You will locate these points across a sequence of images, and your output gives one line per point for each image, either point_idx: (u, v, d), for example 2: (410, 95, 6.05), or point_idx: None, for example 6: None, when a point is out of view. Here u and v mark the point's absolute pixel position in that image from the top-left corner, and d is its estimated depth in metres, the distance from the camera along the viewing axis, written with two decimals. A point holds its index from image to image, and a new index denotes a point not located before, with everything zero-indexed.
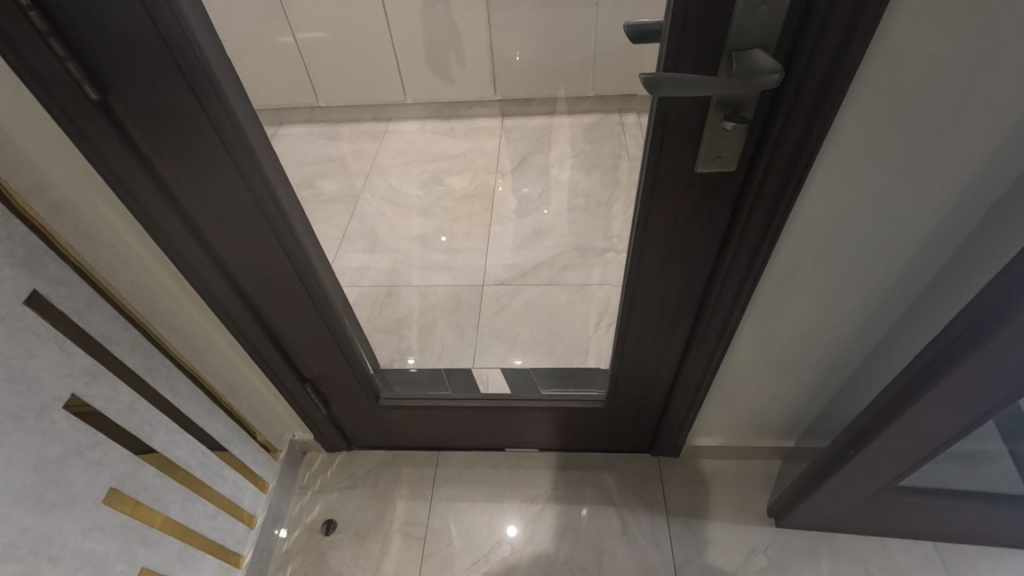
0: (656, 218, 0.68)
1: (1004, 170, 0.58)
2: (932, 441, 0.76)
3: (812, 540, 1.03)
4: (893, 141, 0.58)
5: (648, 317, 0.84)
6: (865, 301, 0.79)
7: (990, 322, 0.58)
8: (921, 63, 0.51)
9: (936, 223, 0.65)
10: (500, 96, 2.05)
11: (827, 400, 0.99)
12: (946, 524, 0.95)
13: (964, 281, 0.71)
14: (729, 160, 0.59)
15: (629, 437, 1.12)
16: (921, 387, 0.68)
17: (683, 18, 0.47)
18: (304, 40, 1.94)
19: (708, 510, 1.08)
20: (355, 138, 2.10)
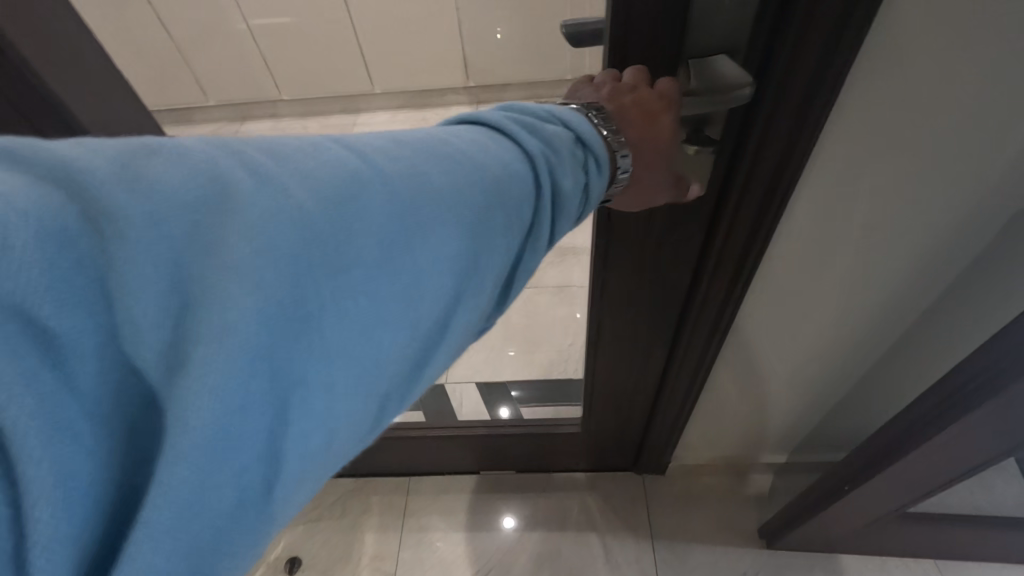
0: (618, 246, 0.59)
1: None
2: (942, 477, 0.68)
3: (808, 561, 0.97)
4: (894, 156, 0.49)
5: (620, 343, 0.76)
6: (861, 321, 0.71)
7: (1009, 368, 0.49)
8: (928, 67, 0.42)
9: (943, 241, 0.57)
10: (475, 81, 1.92)
11: (821, 420, 0.91)
12: (948, 543, 0.89)
13: (970, 303, 0.63)
14: (696, 184, 0.50)
15: (611, 456, 1.05)
16: (931, 428, 0.60)
17: (628, 24, 0.38)
18: (260, 28, 1.81)
19: (697, 531, 1.02)
20: (323, 132, 2.00)
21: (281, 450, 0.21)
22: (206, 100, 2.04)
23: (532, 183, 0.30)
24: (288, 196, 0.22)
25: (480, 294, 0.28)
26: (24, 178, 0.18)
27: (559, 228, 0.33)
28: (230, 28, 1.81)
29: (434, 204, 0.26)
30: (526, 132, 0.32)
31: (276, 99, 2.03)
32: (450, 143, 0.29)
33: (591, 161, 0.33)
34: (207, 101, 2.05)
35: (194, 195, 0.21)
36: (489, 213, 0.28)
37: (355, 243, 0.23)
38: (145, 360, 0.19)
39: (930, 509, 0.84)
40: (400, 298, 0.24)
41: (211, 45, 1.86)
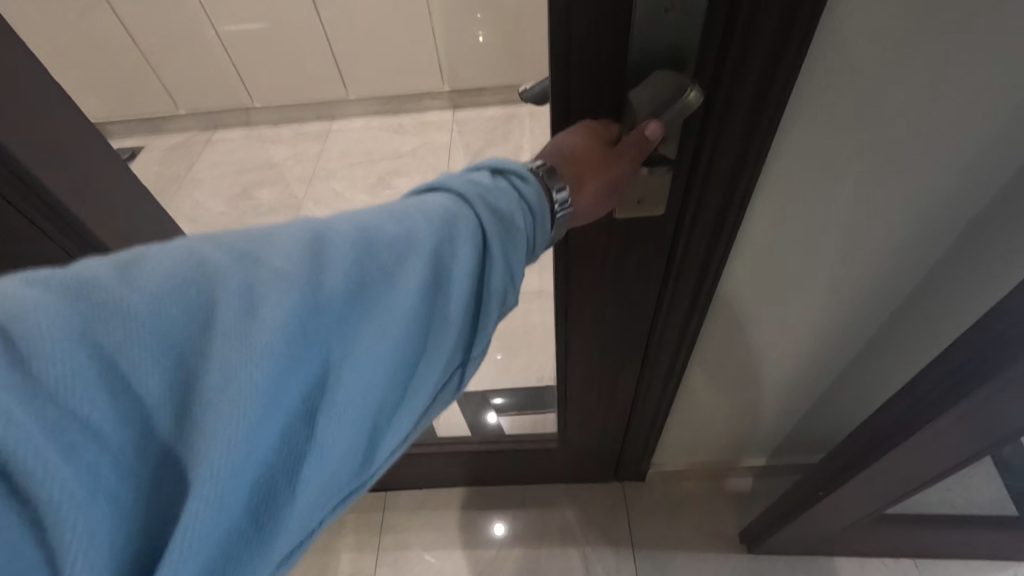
0: (579, 264, 0.58)
1: (977, 188, 0.50)
2: (912, 481, 0.68)
3: (790, 565, 0.97)
4: (850, 161, 0.49)
5: (589, 360, 0.75)
6: (829, 326, 0.70)
7: (969, 375, 0.49)
8: (876, 72, 0.42)
9: (902, 245, 0.57)
10: (451, 87, 1.90)
11: (797, 424, 0.91)
12: (927, 543, 0.89)
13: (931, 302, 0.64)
14: (654, 203, 0.49)
15: (593, 466, 1.03)
16: (898, 434, 0.60)
17: (571, 44, 0.37)
18: (229, 35, 1.77)
19: (678, 537, 1.01)
20: (297, 140, 1.97)
21: (274, 489, 0.25)
22: (176, 109, 2.00)
23: (478, 216, 0.33)
24: (257, 278, 0.25)
25: (452, 320, 0.31)
26: (45, 294, 0.22)
27: (516, 263, 0.34)
28: (199, 34, 1.77)
29: (390, 250, 0.29)
30: (467, 177, 0.35)
31: (248, 107, 1.99)
32: (403, 211, 0.32)
33: (520, 183, 0.35)
34: (178, 110, 2.00)
35: (181, 278, 0.24)
36: (444, 251, 0.31)
37: (326, 291, 0.27)
38: (156, 421, 0.23)
39: (907, 510, 0.84)
40: (372, 333, 0.28)
41: (180, 52, 1.82)
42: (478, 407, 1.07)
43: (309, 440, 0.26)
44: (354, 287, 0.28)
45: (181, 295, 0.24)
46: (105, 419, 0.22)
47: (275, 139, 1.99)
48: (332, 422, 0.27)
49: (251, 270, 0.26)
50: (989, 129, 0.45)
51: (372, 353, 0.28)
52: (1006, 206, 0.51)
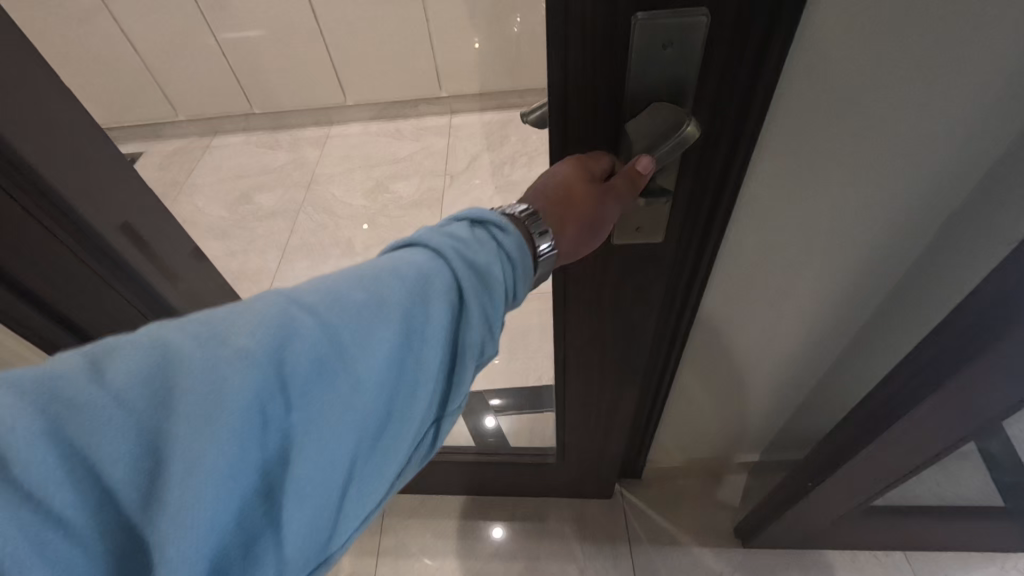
0: (577, 287, 0.60)
1: (954, 191, 0.52)
2: (896, 473, 0.70)
3: (783, 558, 0.99)
4: (827, 171, 0.52)
5: (588, 379, 0.77)
6: (814, 327, 0.73)
7: (944, 365, 0.51)
8: (854, 77, 0.44)
9: (880, 250, 0.60)
10: (448, 92, 1.92)
11: (786, 422, 0.93)
12: (915, 534, 0.92)
13: (914, 310, 0.65)
14: (650, 229, 0.51)
15: (592, 485, 1.04)
16: (879, 427, 0.62)
17: (568, 71, 0.39)
18: (229, 42, 1.80)
19: (674, 532, 1.03)
20: (296, 145, 1.99)
21: (237, 564, 0.26)
22: (176, 115, 2.02)
23: (453, 275, 0.34)
24: (218, 362, 0.26)
25: (425, 382, 0.32)
26: (15, 396, 0.23)
27: (493, 315, 0.35)
28: (199, 41, 1.79)
29: (360, 318, 0.30)
30: (443, 233, 0.35)
31: (247, 113, 2.02)
32: (376, 274, 0.32)
33: (499, 234, 0.36)
34: (177, 116, 2.03)
35: (150, 366, 0.25)
36: (417, 314, 0.32)
37: (291, 370, 0.27)
38: (121, 508, 0.24)
39: (895, 502, 0.86)
40: (338, 404, 0.28)
41: (180, 59, 1.85)
42: (476, 411, 1.09)
43: (269, 518, 0.27)
44: (321, 360, 0.28)
45: (144, 387, 0.25)
46: (71, 511, 0.23)
47: (274, 144, 2.01)
48: (293, 500, 0.27)
49: (212, 354, 0.26)
50: (963, 134, 0.47)
51: (337, 424, 0.28)
52: (973, 215, 0.53)
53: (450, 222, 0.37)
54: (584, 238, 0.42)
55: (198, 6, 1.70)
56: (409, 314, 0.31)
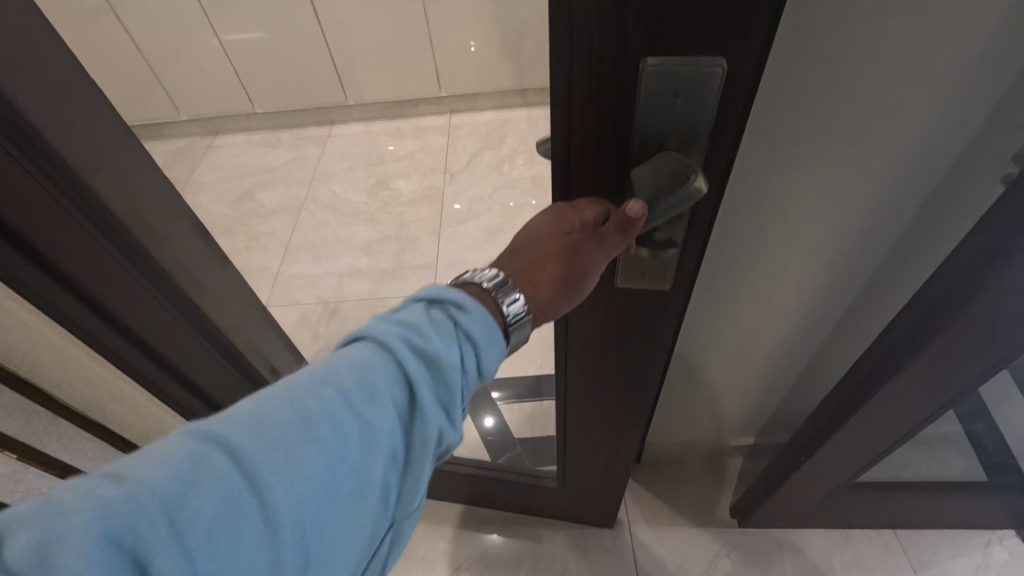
0: (581, 318, 0.59)
1: (931, 172, 0.54)
2: (881, 445, 0.74)
3: (777, 538, 1.02)
4: (808, 157, 0.55)
5: (589, 409, 0.76)
6: (803, 309, 0.76)
7: (919, 335, 0.54)
8: (831, 67, 0.47)
9: (861, 232, 0.63)
10: (448, 91, 1.96)
11: (777, 403, 0.96)
12: (902, 512, 0.95)
13: (895, 284, 0.68)
14: (656, 277, 0.51)
15: (592, 514, 1.02)
16: (860, 399, 0.66)
17: (572, 107, 0.38)
18: (231, 44, 1.83)
19: (671, 515, 1.06)
20: (297, 144, 2.02)
21: None
22: (178, 115, 2.05)
23: (401, 368, 0.37)
24: (136, 506, 0.28)
25: (368, 486, 0.35)
26: None
27: (443, 410, 0.38)
28: (201, 43, 1.82)
29: (290, 439, 0.33)
30: (393, 323, 0.39)
31: (249, 112, 2.04)
32: (315, 390, 0.35)
33: (457, 313, 0.39)
34: (179, 116, 2.05)
35: (62, 507, 0.28)
36: (351, 426, 0.35)
37: (220, 484, 0.30)
38: None
39: (883, 478, 0.90)
40: (260, 530, 0.31)
41: (183, 59, 1.87)
42: (480, 409, 1.12)
43: None
44: (246, 490, 0.31)
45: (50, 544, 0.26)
46: None
47: (275, 143, 2.03)
48: None
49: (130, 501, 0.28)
50: (937, 116, 0.49)
51: (260, 548, 0.30)
52: (949, 193, 0.56)
53: (392, 321, 0.39)
54: (562, 292, 0.44)
55: (201, 7, 1.72)
56: (343, 429, 0.34)
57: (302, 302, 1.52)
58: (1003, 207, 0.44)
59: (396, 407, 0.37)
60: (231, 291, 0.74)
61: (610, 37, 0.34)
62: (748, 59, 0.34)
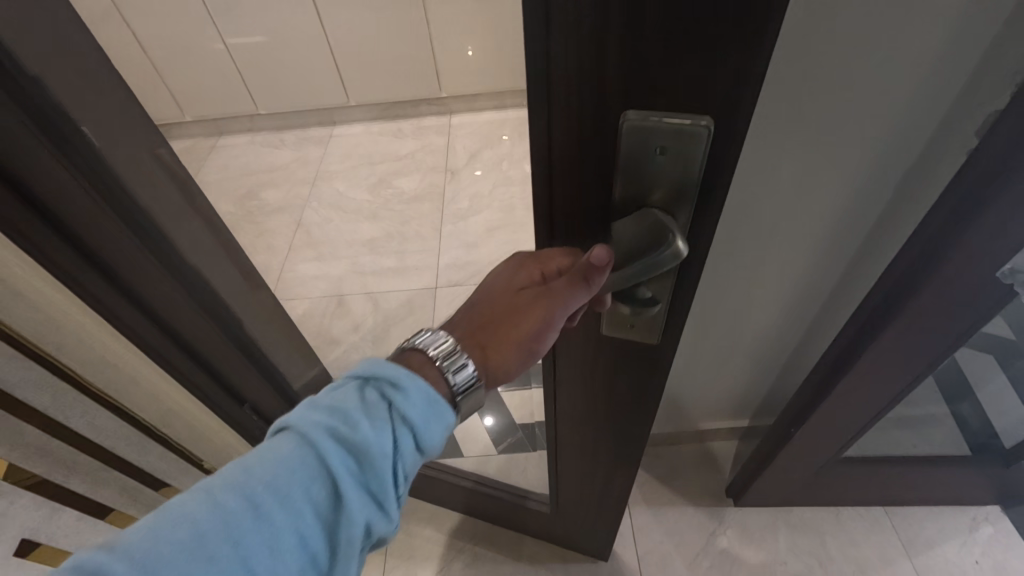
0: (567, 360, 0.58)
1: (905, 154, 0.59)
2: (865, 415, 0.78)
3: (772, 516, 1.06)
4: (789, 140, 0.59)
5: (577, 446, 0.75)
6: (789, 291, 0.80)
7: (893, 300, 0.59)
8: (809, 53, 0.51)
9: (840, 214, 0.67)
10: (448, 92, 2.00)
11: (769, 385, 1.00)
12: (889, 488, 1.00)
13: (873, 264, 0.72)
14: (640, 329, 0.49)
15: (586, 546, 1.01)
16: (844, 368, 0.70)
17: (551, 155, 0.36)
18: (236, 47, 1.87)
19: (669, 496, 1.10)
20: (300, 144, 2.06)
21: None
22: (182, 116, 2.08)
23: (324, 462, 0.36)
24: None
25: None
26: None
27: (370, 503, 0.37)
28: (207, 46, 1.86)
29: (192, 554, 0.32)
30: (320, 408, 0.38)
31: (252, 113, 2.08)
32: (228, 492, 0.34)
33: (391, 392, 0.38)
34: (184, 117, 2.09)
35: None
36: (264, 532, 0.34)
37: None
38: None
39: (871, 453, 0.95)
40: None
41: (189, 62, 1.91)
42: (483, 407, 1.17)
43: None
44: None
45: None
46: None
47: (279, 143, 2.07)
48: None
49: None
50: (909, 99, 0.54)
51: None
52: (920, 175, 0.60)
53: (320, 407, 0.38)
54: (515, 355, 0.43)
55: (206, 10, 1.76)
56: (251, 538, 0.33)
57: (307, 296, 1.55)
58: (964, 177, 0.48)
59: (317, 503, 0.35)
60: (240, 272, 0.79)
61: (591, 90, 0.32)
62: (736, 123, 0.31)
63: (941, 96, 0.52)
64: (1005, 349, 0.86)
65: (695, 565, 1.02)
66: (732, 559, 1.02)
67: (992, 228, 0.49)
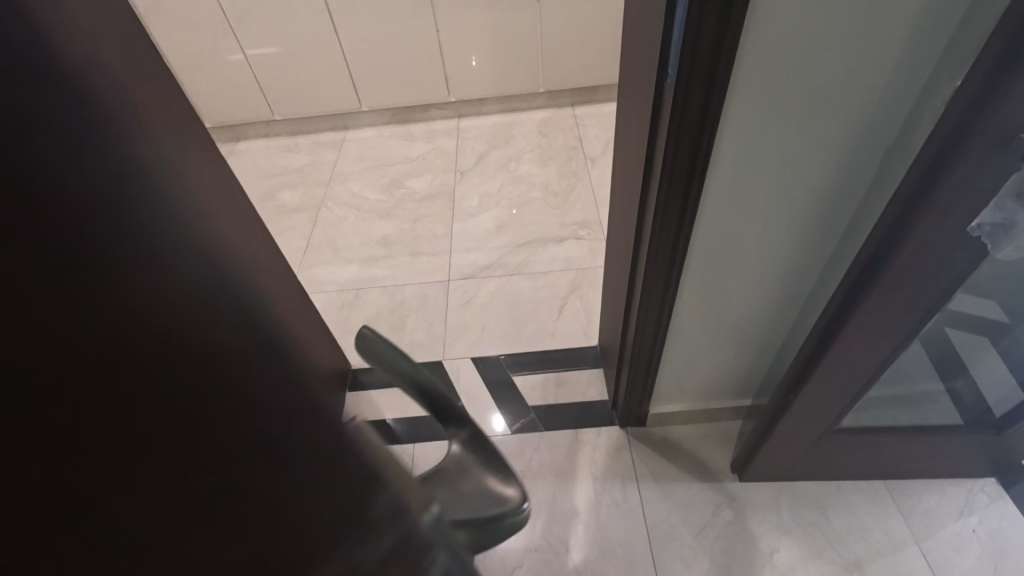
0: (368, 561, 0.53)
1: (877, 137, 0.66)
2: (858, 379, 0.85)
3: (775, 491, 1.10)
4: (776, 128, 0.65)
5: None
6: (781, 271, 0.86)
7: (880, 257, 0.67)
8: (791, 49, 0.58)
9: (822, 196, 0.74)
10: (456, 97, 2.07)
11: (770, 362, 1.05)
12: (884, 461, 1.05)
13: (847, 245, 0.80)
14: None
15: None
16: (838, 331, 0.77)
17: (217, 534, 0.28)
18: (255, 56, 1.92)
19: (676, 473, 1.14)
20: (314, 149, 2.14)
21: None
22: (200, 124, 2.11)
23: None
24: None
25: None
26: None
27: None
28: (223, 57, 1.91)
29: None
30: None
31: (268, 120, 2.15)
32: None
33: None
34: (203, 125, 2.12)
35: None
36: None
37: None
38: None
39: (869, 425, 1.00)
40: None
41: (205, 72, 1.96)
42: (487, 408, 1.29)
43: None
44: None
45: None
46: None
47: (293, 148, 2.15)
48: None
49: None
50: (878, 88, 0.61)
51: None
52: (895, 157, 0.67)
53: None
54: None
55: (226, 20, 1.80)
56: None
57: (325, 290, 1.61)
58: (935, 140, 0.57)
59: None
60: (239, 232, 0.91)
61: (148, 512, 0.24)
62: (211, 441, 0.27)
63: (910, 85, 0.60)
64: (995, 328, 0.92)
65: (702, 536, 1.06)
66: (738, 531, 1.06)
67: (959, 185, 0.58)
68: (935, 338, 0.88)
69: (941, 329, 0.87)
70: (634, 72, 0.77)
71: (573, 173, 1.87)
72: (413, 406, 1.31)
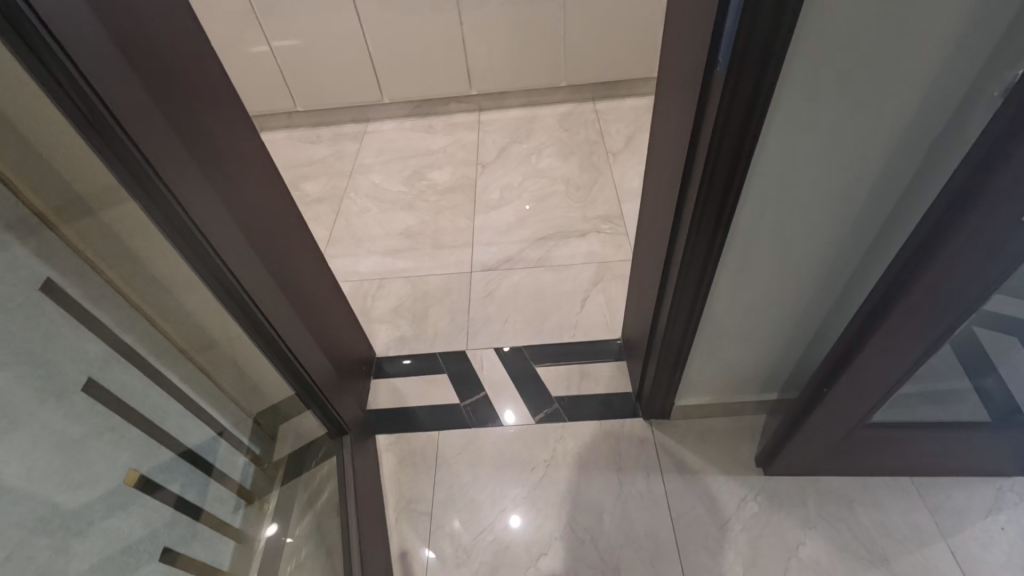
0: None
1: (925, 130, 0.66)
2: (893, 374, 0.85)
3: (800, 484, 1.11)
4: (821, 123, 0.66)
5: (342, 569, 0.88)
6: (819, 266, 0.86)
7: (925, 251, 0.67)
8: (842, 42, 0.58)
9: (864, 190, 0.74)
10: (477, 90, 2.08)
11: (798, 357, 1.05)
12: (913, 459, 1.05)
13: (887, 237, 0.80)
14: None
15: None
16: (875, 326, 0.77)
17: None
18: (279, 48, 1.93)
19: (700, 466, 1.15)
20: (336, 140, 2.16)
21: None
22: None
23: None
24: None
25: None
26: None
27: None
28: (247, 49, 1.93)
29: None
30: None
31: (291, 111, 2.17)
32: None
33: None
34: None
35: None
36: None
37: None
38: None
39: (899, 420, 0.99)
40: None
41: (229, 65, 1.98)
42: (502, 404, 1.29)
43: None
44: None
45: None
46: None
47: (315, 139, 2.17)
48: None
49: None
50: (930, 79, 0.61)
51: None
52: (942, 151, 0.67)
53: None
54: None
55: (252, 13, 1.81)
56: None
57: (349, 278, 1.63)
58: (994, 127, 0.57)
59: None
60: (266, 218, 0.91)
61: None
62: None
63: (961, 79, 0.60)
64: None
65: (728, 528, 1.07)
66: (764, 524, 1.06)
67: (1018, 174, 0.57)
68: (968, 335, 0.88)
69: (974, 327, 0.86)
70: (676, 63, 0.77)
71: (594, 167, 1.87)
72: (436, 395, 1.33)
